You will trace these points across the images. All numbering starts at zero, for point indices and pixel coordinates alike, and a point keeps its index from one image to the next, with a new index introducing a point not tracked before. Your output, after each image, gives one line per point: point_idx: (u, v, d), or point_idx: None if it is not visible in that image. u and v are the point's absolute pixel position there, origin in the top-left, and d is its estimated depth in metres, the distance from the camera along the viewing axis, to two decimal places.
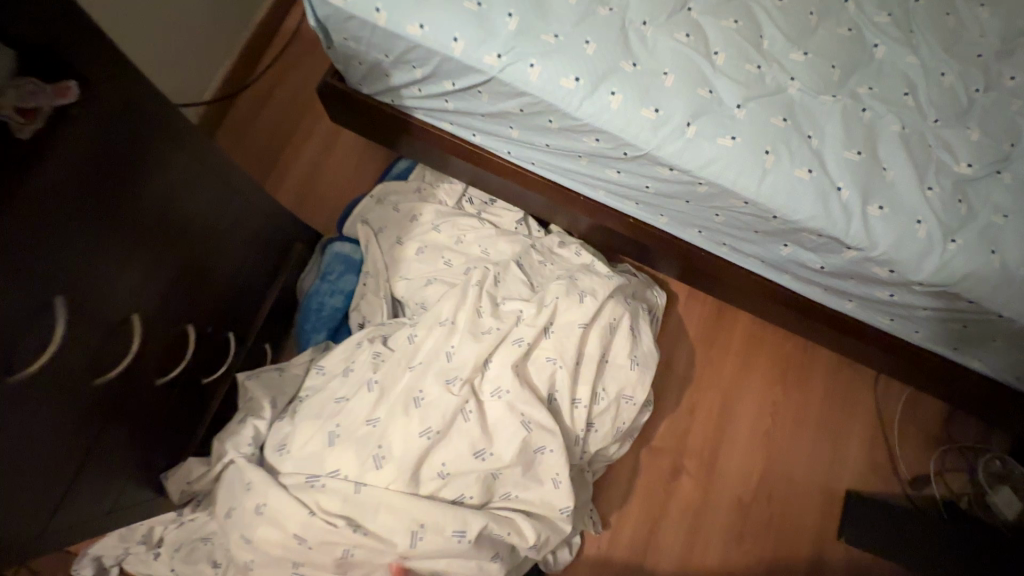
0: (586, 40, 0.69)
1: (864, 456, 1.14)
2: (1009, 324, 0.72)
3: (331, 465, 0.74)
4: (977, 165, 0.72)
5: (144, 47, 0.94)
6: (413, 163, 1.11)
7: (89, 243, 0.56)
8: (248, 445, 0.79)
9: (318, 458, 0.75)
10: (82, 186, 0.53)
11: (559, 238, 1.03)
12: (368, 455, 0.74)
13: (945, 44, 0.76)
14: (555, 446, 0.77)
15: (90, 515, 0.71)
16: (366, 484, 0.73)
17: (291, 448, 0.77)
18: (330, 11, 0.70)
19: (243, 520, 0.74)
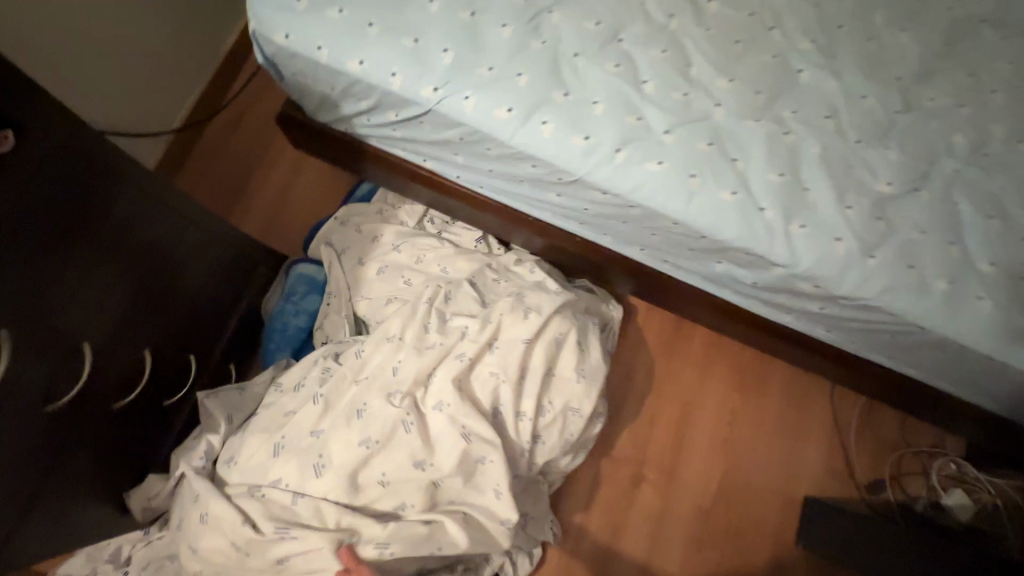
0: (519, 73, 0.73)
1: (821, 463, 1.16)
2: (931, 335, 0.75)
3: (275, 475, 0.78)
4: (896, 183, 0.75)
5: (106, 88, 1.01)
6: (376, 186, 1.15)
7: (34, 273, 0.60)
8: (199, 459, 0.83)
9: (262, 468, 0.79)
10: (24, 221, 0.57)
11: (516, 256, 1.06)
12: (309, 463, 0.78)
13: (866, 69, 0.80)
14: (496, 457, 0.79)
15: (52, 537, 0.74)
16: (305, 491, 0.76)
17: (241, 464, 0.80)
18: (277, 49, 0.75)
19: (189, 530, 0.77)
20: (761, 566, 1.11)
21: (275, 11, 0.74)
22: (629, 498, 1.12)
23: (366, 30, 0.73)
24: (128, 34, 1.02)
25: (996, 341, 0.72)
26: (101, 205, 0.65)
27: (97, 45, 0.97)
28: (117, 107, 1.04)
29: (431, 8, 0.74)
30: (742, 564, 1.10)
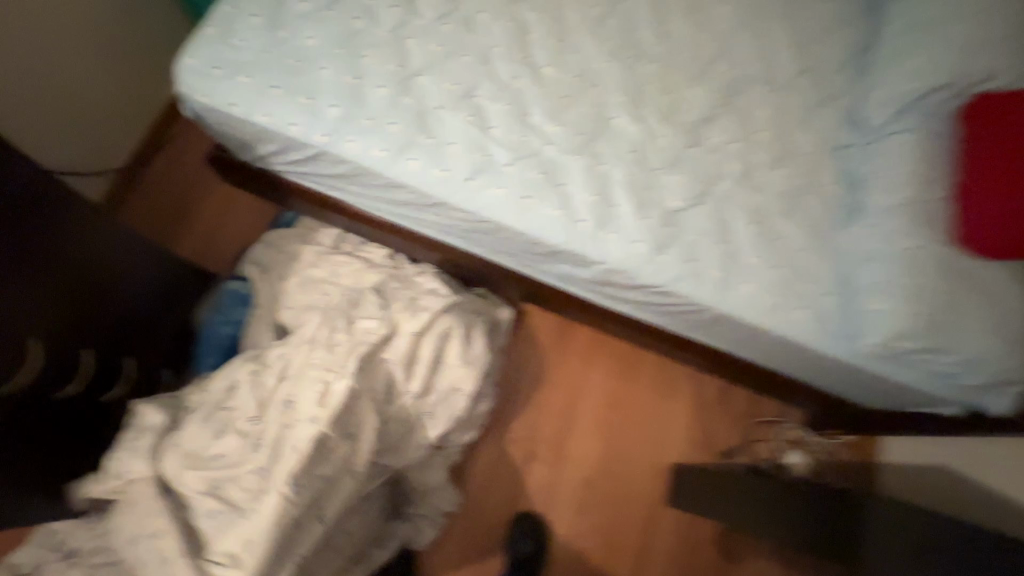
0: (392, 122, 0.95)
1: (686, 435, 1.39)
2: (714, 313, 0.99)
3: (209, 448, 0.97)
4: (683, 200, 1.00)
5: (62, 133, 1.20)
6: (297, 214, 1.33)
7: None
8: (137, 444, 0.98)
9: (198, 448, 0.98)
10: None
11: (417, 269, 1.26)
12: (239, 434, 0.98)
13: (663, 116, 1.06)
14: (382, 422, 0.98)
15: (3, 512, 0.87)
16: (231, 461, 0.96)
17: (178, 446, 0.98)
18: (200, 105, 0.95)
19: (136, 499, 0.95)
20: (637, 525, 1.30)
21: (197, 78, 0.95)
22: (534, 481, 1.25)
23: (269, 91, 0.94)
24: (75, 90, 1.20)
25: (759, 313, 0.96)
26: (41, 226, 0.83)
27: (48, 101, 1.15)
28: (70, 149, 1.22)
29: (322, 73, 0.96)
30: (622, 524, 1.29)
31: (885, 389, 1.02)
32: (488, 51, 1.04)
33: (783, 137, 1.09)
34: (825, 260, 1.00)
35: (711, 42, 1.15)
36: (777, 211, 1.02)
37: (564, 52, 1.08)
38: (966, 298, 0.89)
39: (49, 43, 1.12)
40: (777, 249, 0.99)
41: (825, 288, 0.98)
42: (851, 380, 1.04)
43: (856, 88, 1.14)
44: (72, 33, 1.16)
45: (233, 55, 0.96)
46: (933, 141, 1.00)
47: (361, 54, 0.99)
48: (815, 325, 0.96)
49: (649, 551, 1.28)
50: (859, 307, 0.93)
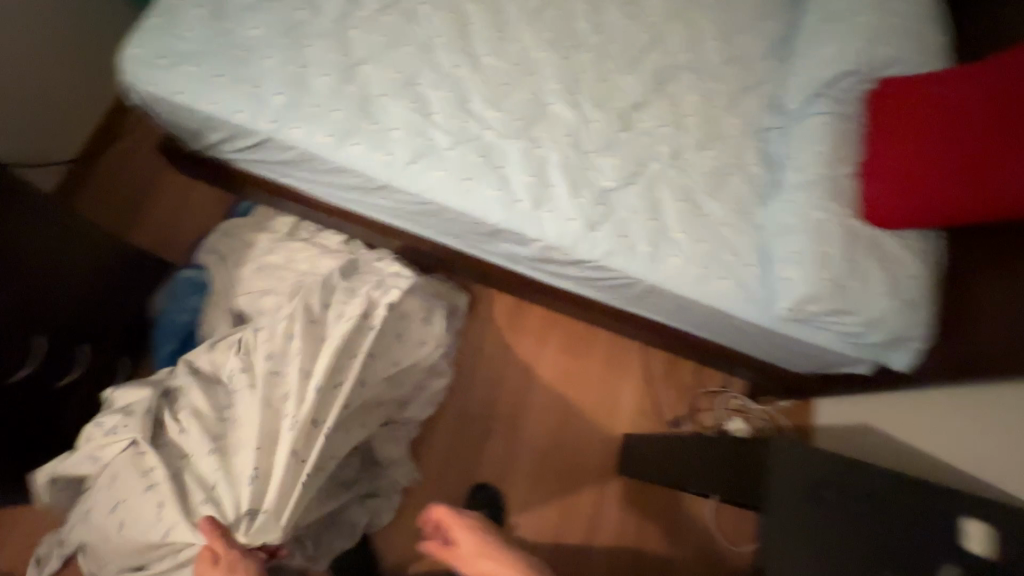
0: (336, 109, 1.00)
1: (635, 407, 1.46)
2: (646, 285, 1.06)
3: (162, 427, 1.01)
4: (616, 181, 1.07)
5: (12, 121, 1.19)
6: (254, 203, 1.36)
7: None
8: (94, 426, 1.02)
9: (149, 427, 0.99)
10: None
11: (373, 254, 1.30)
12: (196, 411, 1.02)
13: (598, 103, 1.13)
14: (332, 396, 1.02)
15: None
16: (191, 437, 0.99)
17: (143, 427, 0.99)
18: (147, 94, 0.98)
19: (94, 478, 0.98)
20: (589, 492, 1.37)
21: (143, 67, 0.97)
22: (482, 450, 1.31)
23: (215, 80, 0.97)
24: (25, 80, 1.20)
25: (686, 284, 1.04)
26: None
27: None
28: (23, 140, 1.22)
29: (267, 62, 1.00)
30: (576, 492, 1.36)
31: (806, 353, 1.11)
32: (430, 42, 1.09)
33: (712, 121, 1.17)
34: (748, 235, 1.08)
35: (644, 32, 1.22)
36: (705, 190, 1.10)
37: (504, 42, 1.13)
38: (867, 264, 0.98)
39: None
40: (703, 224, 1.07)
41: (748, 259, 1.06)
42: (775, 345, 1.13)
43: (779, 75, 1.23)
44: (20, 23, 1.16)
45: (179, 45, 0.99)
46: (842, 122, 1.09)
47: (306, 44, 1.03)
48: (738, 294, 1.04)
49: (601, 516, 1.35)
50: (777, 275, 1.01)
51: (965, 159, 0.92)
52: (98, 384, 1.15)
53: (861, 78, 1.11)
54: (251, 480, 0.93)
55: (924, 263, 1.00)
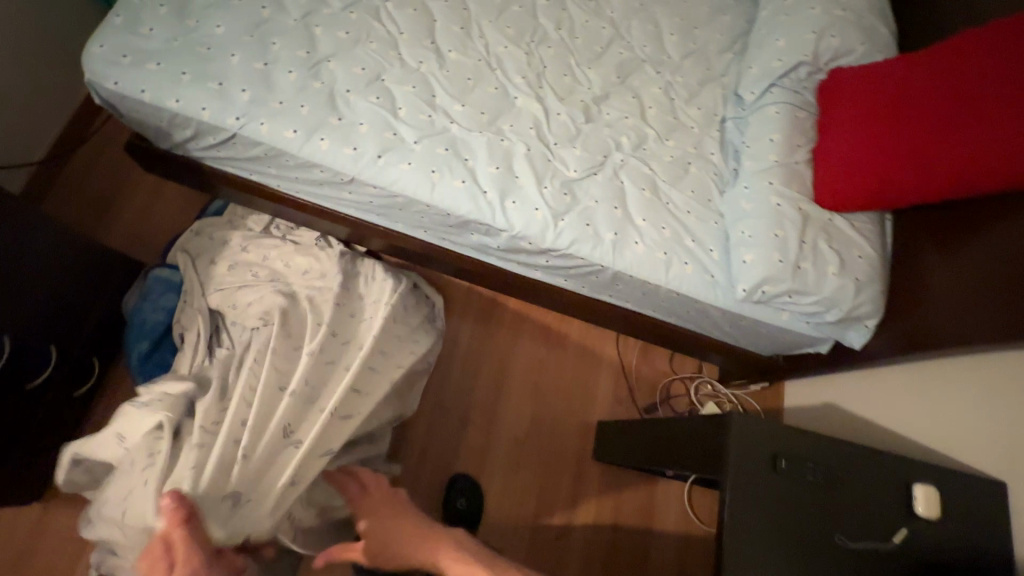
0: (302, 105, 1.01)
1: (610, 395, 1.49)
2: (612, 272, 1.09)
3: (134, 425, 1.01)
4: (580, 171, 1.10)
5: None
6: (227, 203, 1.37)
7: None
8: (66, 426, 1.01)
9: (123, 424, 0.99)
10: None
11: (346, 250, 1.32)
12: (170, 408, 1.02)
13: (562, 96, 1.16)
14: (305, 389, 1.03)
15: None
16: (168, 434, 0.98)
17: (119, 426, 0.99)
18: (110, 92, 0.98)
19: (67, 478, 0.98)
20: (567, 479, 1.39)
21: (105, 65, 0.97)
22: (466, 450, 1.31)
23: (179, 77, 0.98)
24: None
25: (650, 270, 1.07)
26: None
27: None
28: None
29: (232, 60, 1.01)
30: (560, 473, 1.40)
31: (766, 334, 1.15)
32: (396, 39, 1.11)
33: (672, 112, 1.20)
34: (709, 220, 1.11)
35: (606, 28, 1.25)
36: (667, 178, 1.13)
37: (468, 38, 1.16)
38: (820, 246, 1.03)
39: None
40: (665, 212, 1.10)
41: (709, 245, 1.10)
42: (739, 328, 1.16)
43: (736, 68, 1.27)
44: None
45: (142, 43, 1.00)
46: (795, 111, 1.14)
47: (271, 42, 1.04)
48: (700, 278, 1.08)
49: (579, 502, 1.37)
50: (736, 258, 1.05)
51: (909, 144, 0.96)
52: (68, 386, 1.14)
53: (812, 69, 1.16)
54: (225, 473, 0.94)
55: (872, 245, 1.05)
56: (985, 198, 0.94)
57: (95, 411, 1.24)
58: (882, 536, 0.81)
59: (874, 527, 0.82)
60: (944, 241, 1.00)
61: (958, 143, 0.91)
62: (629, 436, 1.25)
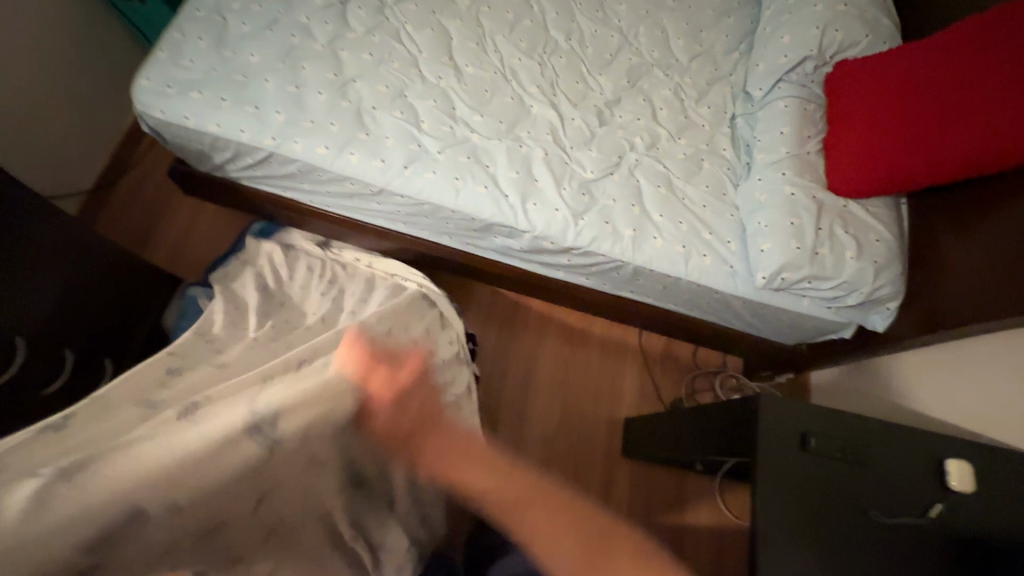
0: (332, 123, 1.08)
1: (635, 392, 1.51)
2: (631, 267, 1.13)
3: None
4: (596, 171, 1.14)
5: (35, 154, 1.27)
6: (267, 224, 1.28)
7: None
8: None
9: None
10: None
11: None
12: None
13: (576, 102, 1.21)
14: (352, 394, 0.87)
15: None
16: None
17: None
18: (158, 121, 1.06)
19: None
20: (596, 477, 1.41)
21: (153, 96, 1.05)
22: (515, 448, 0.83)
23: (219, 104, 1.06)
24: (42, 115, 1.26)
25: (669, 263, 1.10)
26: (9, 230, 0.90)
27: (16, 126, 1.21)
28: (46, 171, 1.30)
29: (266, 85, 1.08)
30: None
31: (788, 322, 1.17)
32: (415, 56, 1.18)
33: (682, 112, 1.25)
34: (725, 213, 1.15)
35: (615, 35, 1.30)
36: (681, 175, 1.17)
37: (484, 53, 1.22)
38: (837, 232, 1.05)
39: (18, 73, 1.19)
40: (681, 207, 1.14)
41: (727, 236, 1.13)
42: (760, 318, 1.18)
43: (743, 66, 1.31)
44: (38, 62, 1.23)
45: (185, 74, 1.08)
46: (803, 104, 1.17)
47: (301, 67, 1.11)
48: (719, 268, 1.11)
49: (612, 497, 1.39)
50: (754, 248, 1.07)
51: (923, 125, 0.99)
52: None
53: (818, 63, 1.19)
54: None
55: (890, 230, 1.07)
56: (999, 176, 0.96)
57: None
58: (917, 511, 0.82)
59: (907, 503, 0.82)
60: (961, 222, 1.01)
61: (971, 120, 0.93)
62: (657, 432, 1.27)
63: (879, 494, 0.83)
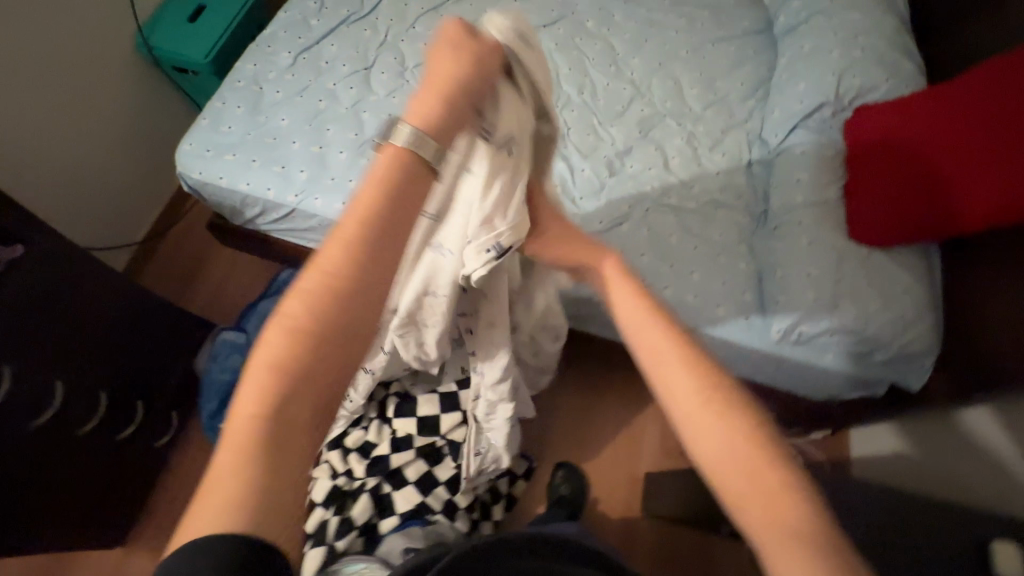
0: (350, 180, 1.14)
1: (658, 442, 1.42)
2: None
3: None
4: (605, 222, 1.16)
5: (93, 207, 1.40)
6: None
7: (35, 326, 0.95)
8: None
9: None
10: (35, 298, 0.93)
11: None
12: None
13: (587, 153, 1.24)
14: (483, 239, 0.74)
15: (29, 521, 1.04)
16: None
17: None
18: (195, 182, 1.16)
19: None
20: (616, 532, 1.33)
21: (193, 160, 1.15)
22: (704, 406, 0.51)
23: (250, 165, 1.14)
24: (95, 178, 1.40)
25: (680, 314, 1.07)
26: (71, 291, 1.00)
27: (72, 190, 1.35)
28: (102, 223, 1.43)
29: (293, 146, 1.17)
30: None
31: (816, 385, 1.08)
32: None
33: (696, 161, 1.24)
34: (739, 264, 1.11)
35: (627, 88, 1.33)
36: (695, 223, 1.16)
37: None
38: (860, 284, 0.99)
39: (78, 144, 1.34)
40: (692, 256, 1.11)
41: (742, 287, 1.08)
42: (787, 376, 1.09)
43: (759, 114, 1.30)
44: (99, 133, 1.38)
45: (221, 138, 1.17)
46: (822, 150, 1.14)
47: (326, 128, 1.19)
48: (734, 320, 1.06)
49: (631, 557, 1.30)
50: (771, 299, 1.04)
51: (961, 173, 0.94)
52: (151, 438, 1.27)
53: (836, 109, 1.17)
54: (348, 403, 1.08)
55: (921, 282, 1.00)
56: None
57: (172, 466, 1.36)
58: None
59: None
60: (1003, 275, 0.91)
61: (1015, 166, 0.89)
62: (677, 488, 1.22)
63: (906, 556, 0.73)
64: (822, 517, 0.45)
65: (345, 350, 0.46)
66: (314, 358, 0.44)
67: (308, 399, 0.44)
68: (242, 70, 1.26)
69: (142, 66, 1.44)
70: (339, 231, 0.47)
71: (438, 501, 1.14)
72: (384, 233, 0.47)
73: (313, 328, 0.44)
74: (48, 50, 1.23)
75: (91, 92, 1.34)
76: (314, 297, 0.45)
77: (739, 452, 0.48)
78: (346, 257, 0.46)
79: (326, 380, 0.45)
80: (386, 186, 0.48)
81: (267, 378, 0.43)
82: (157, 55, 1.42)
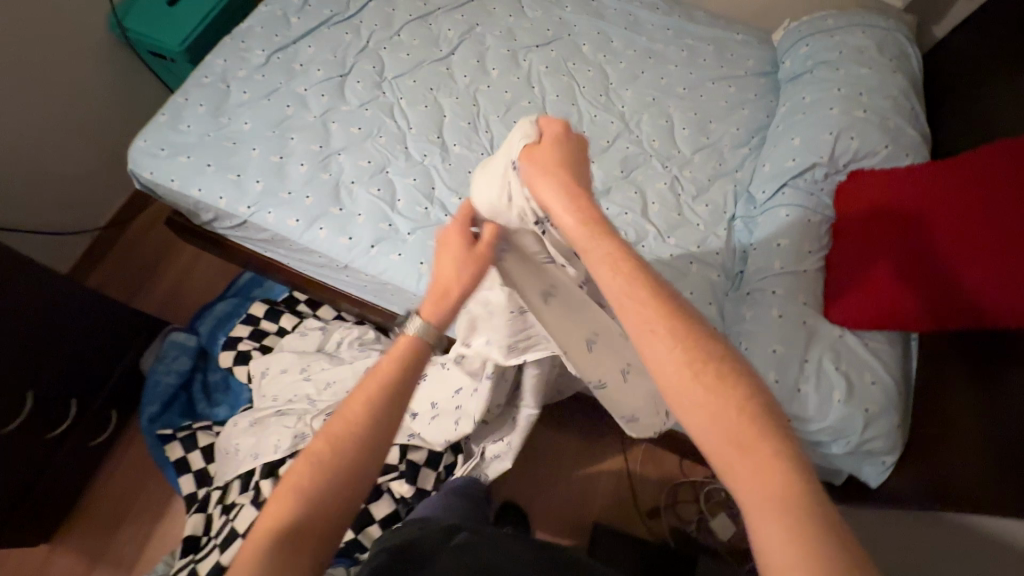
0: (307, 196, 1.08)
1: (611, 491, 1.36)
2: None
3: (227, 445, 1.18)
4: None
5: (52, 190, 1.35)
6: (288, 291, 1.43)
7: None
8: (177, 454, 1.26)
9: (224, 456, 1.18)
10: None
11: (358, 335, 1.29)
12: (229, 449, 1.17)
13: None
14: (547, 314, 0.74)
15: None
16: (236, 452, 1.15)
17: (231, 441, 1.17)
18: (147, 180, 1.10)
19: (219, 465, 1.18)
20: None
21: (146, 157, 1.10)
22: (690, 380, 0.43)
23: (204, 169, 1.09)
24: (57, 159, 1.34)
25: None
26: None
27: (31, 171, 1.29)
28: (61, 207, 1.38)
29: (252, 153, 1.11)
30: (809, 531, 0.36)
31: None
32: (404, 133, 1.17)
33: (677, 209, 1.17)
34: None
35: (615, 122, 1.26)
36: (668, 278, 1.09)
37: (474, 133, 1.19)
38: (827, 368, 0.93)
39: (38, 124, 1.28)
40: None
41: None
42: None
43: (750, 164, 1.23)
44: (62, 115, 1.32)
45: (179, 138, 1.12)
46: (807, 215, 1.07)
47: (290, 136, 1.13)
48: None
49: None
50: None
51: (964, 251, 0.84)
52: (85, 437, 1.23)
53: (828, 170, 1.10)
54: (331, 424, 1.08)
55: (889, 371, 0.94)
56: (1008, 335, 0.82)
57: (108, 465, 1.32)
58: None
59: None
60: (982, 375, 0.84)
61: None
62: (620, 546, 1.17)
63: None
64: (812, 484, 0.39)
65: (358, 476, 0.52)
66: (322, 493, 0.50)
67: (308, 534, 0.48)
68: (212, 64, 1.20)
69: (115, 46, 1.38)
70: (364, 384, 0.55)
71: (370, 539, 1.09)
72: (398, 393, 0.56)
73: (332, 461, 0.51)
74: (10, 27, 1.16)
75: (58, 71, 1.28)
76: (333, 435, 0.52)
77: (723, 421, 0.41)
78: (365, 409, 0.54)
79: (340, 504, 0.51)
80: (400, 359, 0.58)
81: (285, 499, 0.49)
82: (130, 38, 1.36)
